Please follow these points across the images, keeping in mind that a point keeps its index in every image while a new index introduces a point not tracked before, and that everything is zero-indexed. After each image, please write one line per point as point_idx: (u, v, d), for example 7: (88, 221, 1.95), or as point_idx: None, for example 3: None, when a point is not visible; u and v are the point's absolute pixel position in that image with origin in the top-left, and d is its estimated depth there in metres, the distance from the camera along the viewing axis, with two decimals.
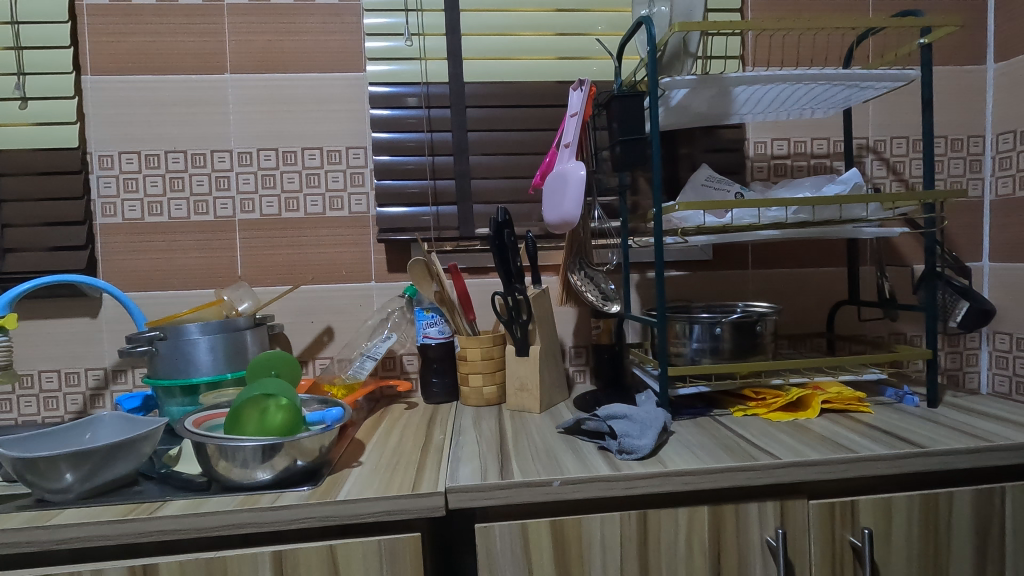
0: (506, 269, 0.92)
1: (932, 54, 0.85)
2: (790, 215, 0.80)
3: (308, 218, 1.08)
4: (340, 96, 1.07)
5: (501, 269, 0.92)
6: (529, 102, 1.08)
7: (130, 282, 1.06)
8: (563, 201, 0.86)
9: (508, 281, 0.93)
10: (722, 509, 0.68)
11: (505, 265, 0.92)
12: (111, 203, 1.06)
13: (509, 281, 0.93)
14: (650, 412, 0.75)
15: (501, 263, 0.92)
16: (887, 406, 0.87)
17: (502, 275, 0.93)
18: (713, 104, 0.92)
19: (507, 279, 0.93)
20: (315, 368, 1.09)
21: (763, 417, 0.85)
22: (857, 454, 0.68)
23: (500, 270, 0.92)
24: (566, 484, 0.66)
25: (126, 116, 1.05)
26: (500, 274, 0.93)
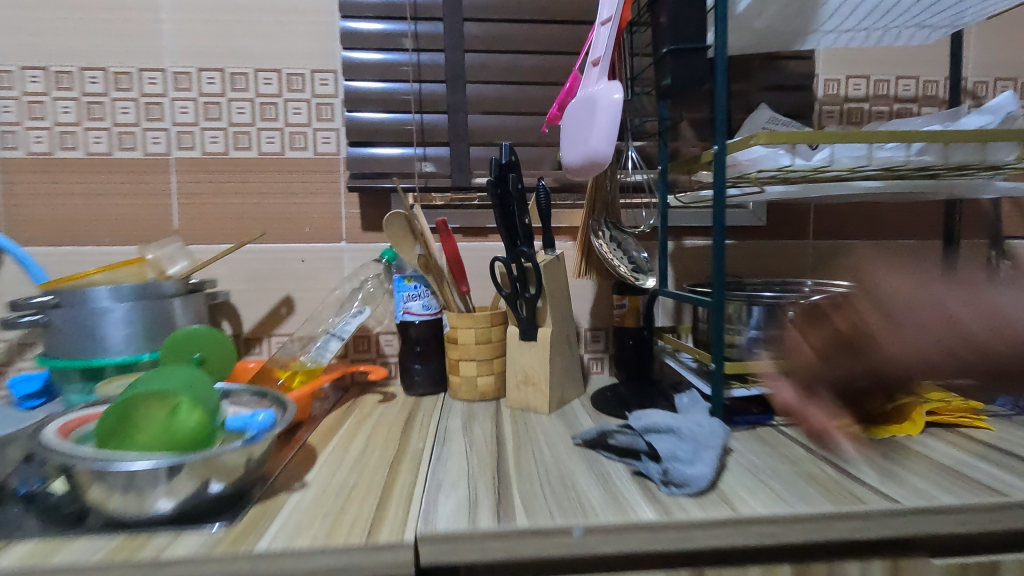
0: (508, 226, 0.70)
1: None
2: (913, 156, 0.58)
3: (263, 159, 0.85)
4: (303, 3, 0.84)
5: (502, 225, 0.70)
6: (545, 17, 0.85)
7: (37, 234, 0.84)
8: (589, 135, 0.63)
9: (511, 241, 0.71)
10: (812, 571, 0.47)
11: (507, 220, 0.70)
12: (11, 132, 0.83)
13: (512, 241, 0.71)
14: (702, 426, 0.55)
15: (502, 217, 0.70)
16: (1006, 420, 0.67)
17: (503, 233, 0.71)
18: (792, 13, 0.69)
19: (509, 239, 0.71)
20: (271, 347, 0.88)
21: (844, 431, 0.65)
22: (1008, 498, 0.48)
23: (501, 227, 0.71)
24: (591, 534, 0.45)
25: (29, 20, 0.82)
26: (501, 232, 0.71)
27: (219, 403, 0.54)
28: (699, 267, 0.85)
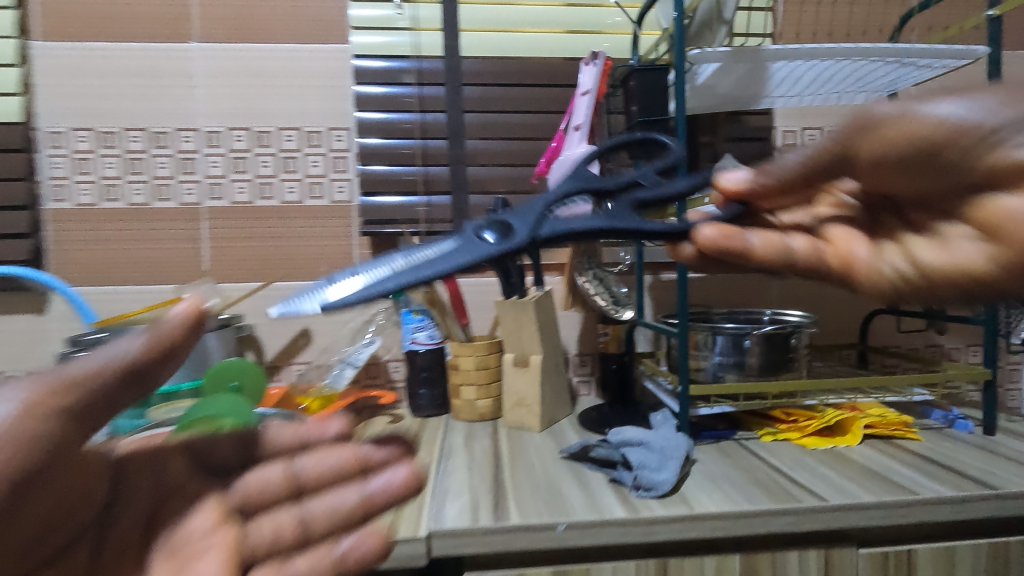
0: (569, 240, 0.50)
1: (1002, 29, 0.72)
2: None
3: (284, 207, 0.96)
4: (320, 69, 0.95)
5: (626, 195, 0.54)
6: (533, 79, 0.96)
7: (83, 275, 0.94)
8: None
9: (519, 253, 0.49)
10: (757, 558, 0.58)
11: (610, 217, 0.51)
12: (61, 185, 0.93)
13: (526, 243, 0.49)
14: (670, 440, 0.65)
15: (652, 197, 0.53)
16: (936, 433, 0.77)
17: (587, 194, 0.54)
18: (743, 83, 0.81)
19: (553, 232, 0.49)
20: (289, 375, 0.98)
21: (797, 443, 0.74)
22: (917, 495, 0.58)
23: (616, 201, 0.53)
24: (572, 529, 0.55)
25: (80, 88, 0.93)
26: (591, 175, 0.55)
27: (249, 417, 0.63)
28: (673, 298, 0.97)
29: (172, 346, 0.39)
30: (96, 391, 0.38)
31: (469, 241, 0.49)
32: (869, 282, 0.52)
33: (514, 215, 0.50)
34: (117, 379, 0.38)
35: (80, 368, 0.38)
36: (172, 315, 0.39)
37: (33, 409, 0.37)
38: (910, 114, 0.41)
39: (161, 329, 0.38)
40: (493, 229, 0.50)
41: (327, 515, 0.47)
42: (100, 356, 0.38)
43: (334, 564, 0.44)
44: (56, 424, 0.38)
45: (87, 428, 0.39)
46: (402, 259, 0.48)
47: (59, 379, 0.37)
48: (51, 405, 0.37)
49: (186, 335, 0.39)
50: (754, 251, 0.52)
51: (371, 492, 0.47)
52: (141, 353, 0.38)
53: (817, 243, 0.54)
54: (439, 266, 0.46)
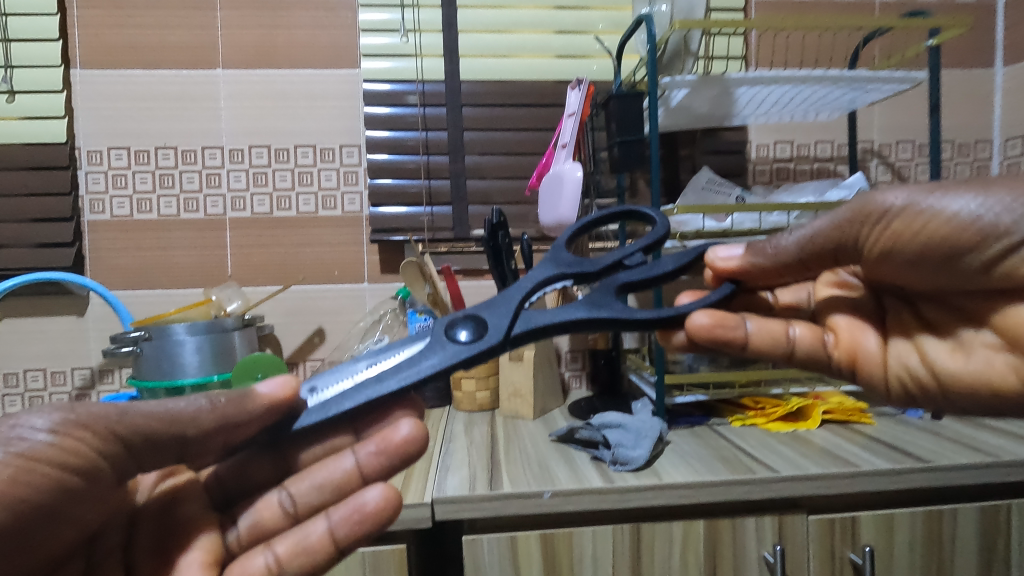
0: (548, 334, 0.48)
1: (941, 56, 0.82)
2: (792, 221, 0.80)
3: (300, 217, 1.05)
4: (332, 92, 1.04)
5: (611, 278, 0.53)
6: (527, 100, 1.05)
7: (119, 280, 1.03)
8: (557, 204, 0.86)
9: (493, 353, 0.47)
10: (719, 523, 0.66)
11: (599, 305, 0.50)
12: (99, 199, 1.02)
13: (500, 342, 0.47)
14: (645, 422, 0.73)
15: (641, 277, 0.52)
16: (889, 417, 0.85)
17: (568, 279, 0.54)
18: (714, 104, 0.90)
19: (531, 326, 0.48)
20: (305, 370, 1.07)
21: (762, 428, 0.82)
22: (859, 468, 0.66)
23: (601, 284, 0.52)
24: (557, 497, 0.64)
25: (115, 111, 1.02)
26: (572, 259, 0.55)
27: None
28: None
29: (241, 413, 0.42)
30: (153, 436, 0.41)
31: (437, 348, 0.47)
32: (881, 373, 0.53)
33: (485, 311, 0.49)
34: (183, 438, 0.42)
35: (141, 415, 0.41)
36: (259, 394, 0.43)
37: (79, 434, 0.39)
38: (914, 205, 0.45)
39: (243, 402, 0.42)
40: (466, 327, 0.48)
41: (314, 489, 0.48)
42: (162, 408, 0.41)
43: (326, 534, 0.46)
44: (98, 453, 0.40)
45: (132, 464, 0.42)
46: (365, 368, 0.46)
47: (119, 420, 0.40)
48: (101, 441, 0.40)
49: (267, 412, 0.43)
50: (751, 338, 0.52)
51: (359, 462, 0.47)
52: (209, 418, 0.42)
53: (822, 335, 0.55)
54: (410, 375, 0.44)
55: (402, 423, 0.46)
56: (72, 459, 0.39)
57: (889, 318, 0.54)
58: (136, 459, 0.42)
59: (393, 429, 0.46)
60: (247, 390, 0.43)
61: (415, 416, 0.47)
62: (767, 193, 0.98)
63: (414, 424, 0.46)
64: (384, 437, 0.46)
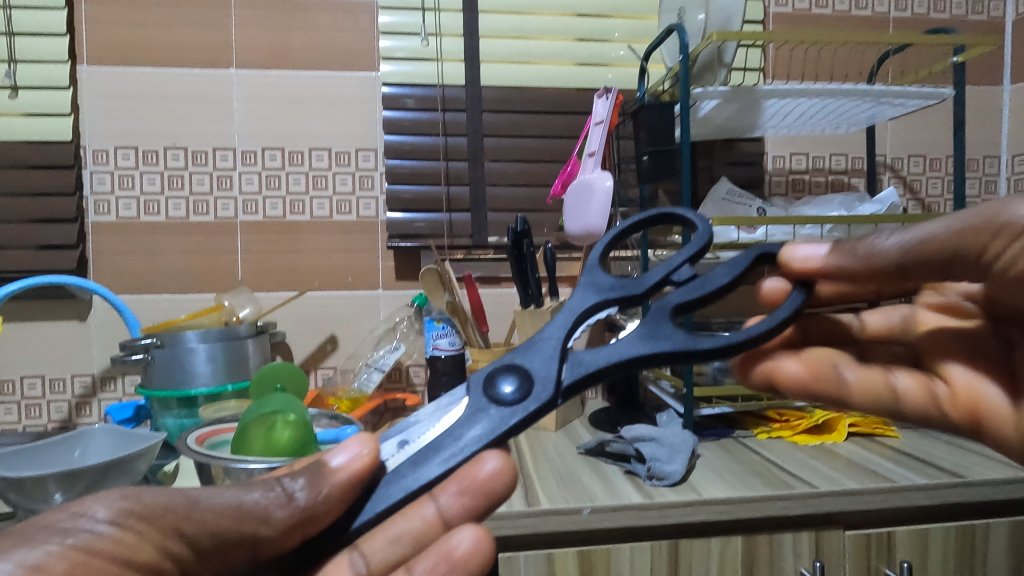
0: (602, 376, 0.47)
1: (965, 74, 0.83)
2: (825, 234, 0.80)
3: (314, 222, 1.03)
4: (349, 96, 1.02)
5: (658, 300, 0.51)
6: (547, 107, 1.05)
7: (124, 285, 1.00)
8: (586, 213, 0.85)
9: (545, 409, 0.45)
10: (757, 540, 0.65)
11: (655, 334, 0.48)
12: (104, 200, 0.99)
13: (552, 395, 0.46)
14: (678, 435, 0.72)
15: (692, 296, 0.51)
16: (912, 431, 0.86)
17: (613, 304, 0.51)
18: (739, 116, 0.90)
19: (581, 370, 0.47)
20: (317, 378, 1.04)
21: (788, 440, 0.82)
22: (895, 483, 0.66)
23: (649, 307, 0.50)
24: (596, 513, 0.63)
25: (124, 109, 0.99)
26: (613, 282, 0.52)
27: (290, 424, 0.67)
28: None
29: (317, 497, 0.41)
30: (221, 535, 0.39)
31: (483, 413, 0.45)
32: (1013, 430, 0.48)
33: (524, 358, 0.47)
34: (254, 538, 0.39)
35: (212, 510, 0.39)
36: (334, 470, 0.42)
37: (143, 528, 0.36)
38: None
39: (318, 484, 0.41)
40: (510, 380, 0.46)
41: (393, 544, 0.44)
42: (237, 503, 0.40)
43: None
44: (160, 550, 0.37)
45: (194, 568, 0.39)
46: (398, 451, 0.45)
47: (188, 514, 0.38)
48: (164, 536, 0.37)
49: (342, 491, 0.42)
50: (848, 388, 0.54)
51: (441, 509, 0.45)
52: (283, 513, 0.40)
53: (932, 385, 0.53)
54: (453, 454, 0.43)
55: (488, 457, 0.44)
56: (134, 553, 0.35)
57: (1018, 359, 0.49)
58: (200, 562, 0.39)
59: (478, 465, 0.44)
60: (320, 466, 0.42)
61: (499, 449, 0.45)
62: (787, 204, 0.98)
63: (501, 459, 0.44)
64: (467, 475, 0.44)
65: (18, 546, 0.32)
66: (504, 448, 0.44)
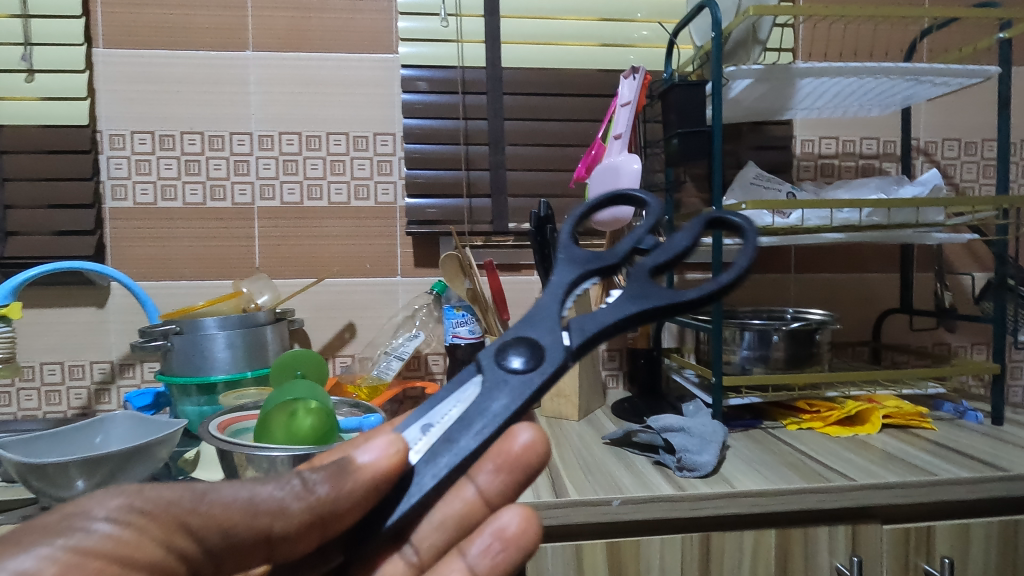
0: (606, 336, 0.45)
1: (1011, 51, 0.79)
2: (864, 218, 0.77)
3: (332, 208, 1.01)
4: (367, 78, 1.00)
5: (637, 264, 0.49)
6: (569, 90, 1.02)
7: (142, 271, 0.99)
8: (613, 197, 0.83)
9: (559, 372, 0.43)
10: (791, 533, 0.63)
11: (641, 294, 0.47)
12: (122, 185, 0.98)
13: (563, 358, 0.43)
14: (707, 425, 0.70)
15: (668, 256, 0.49)
16: (948, 423, 0.83)
17: (595, 275, 0.50)
18: (770, 97, 0.86)
19: (586, 332, 0.44)
20: (335, 366, 1.03)
21: (819, 432, 0.80)
22: (936, 477, 0.64)
23: (629, 272, 0.48)
24: (626, 504, 0.61)
25: (140, 93, 0.97)
26: (589, 254, 0.51)
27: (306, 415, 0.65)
28: None
29: (339, 494, 0.38)
30: (233, 530, 0.37)
31: (500, 386, 0.42)
32: None
33: (527, 329, 0.46)
34: (268, 533, 0.38)
35: (220, 503, 0.37)
36: (361, 467, 0.39)
37: (145, 524, 0.35)
38: None
39: (340, 480, 0.38)
40: (519, 353, 0.44)
41: (438, 526, 0.46)
42: (247, 497, 0.38)
43: (467, 572, 0.43)
44: (166, 547, 0.36)
45: (206, 565, 0.38)
46: (422, 435, 0.42)
47: (193, 508, 0.36)
48: (169, 533, 0.36)
49: (370, 489, 0.39)
50: None
51: (480, 488, 0.47)
52: (299, 509, 0.38)
53: None
54: (484, 426, 0.40)
55: (520, 431, 0.46)
56: (135, 552, 0.34)
57: None
58: (214, 559, 0.38)
59: (511, 440, 0.46)
60: (345, 462, 0.39)
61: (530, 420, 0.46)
62: (818, 188, 0.94)
63: (533, 431, 0.46)
64: (502, 451, 0.47)
65: (14, 550, 0.31)
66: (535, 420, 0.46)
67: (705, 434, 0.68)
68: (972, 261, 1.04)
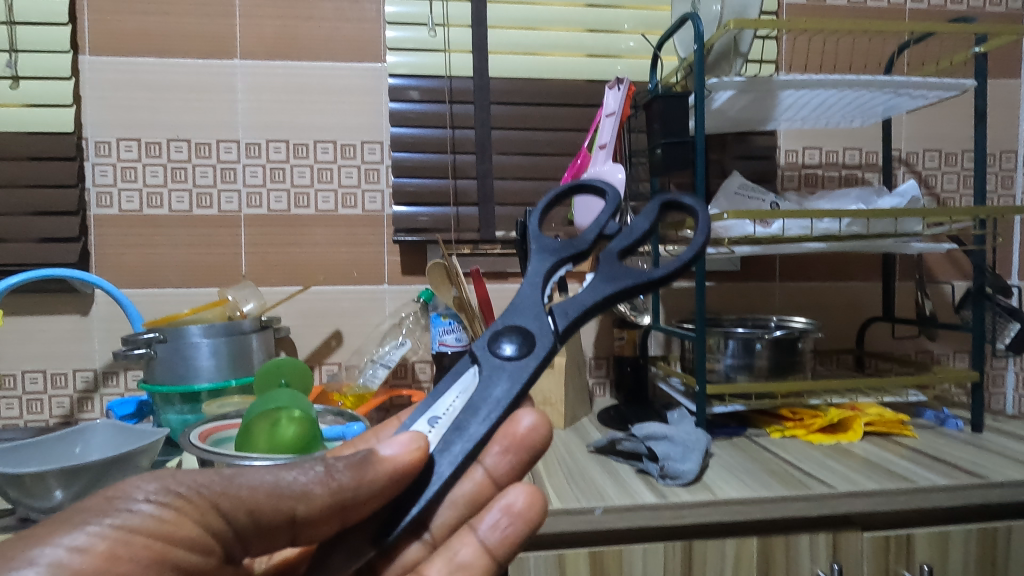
0: (587, 317, 0.47)
1: (987, 64, 0.80)
2: (844, 228, 0.78)
3: (319, 215, 1.01)
4: (356, 87, 1.01)
5: (603, 250, 0.49)
6: (556, 99, 1.03)
7: (127, 278, 0.98)
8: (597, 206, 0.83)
9: (551, 356, 0.43)
10: (773, 541, 0.64)
11: (612, 276, 0.48)
12: (107, 192, 0.97)
13: (552, 341, 0.44)
14: (691, 434, 0.70)
15: (631, 240, 0.50)
16: (929, 430, 0.84)
17: (567, 262, 0.50)
18: (753, 108, 0.88)
19: (569, 315, 0.45)
20: (321, 374, 1.03)
21: (802, 439, 0.80)
22: (915, 484, 0.65)
23: (597, 257, 0.49)
24: (608, 513, 0.61)
25: (126, 100, 0.97)
26: (559, 242, 0.51)
27: (286, 424, 0.64)
28: (684, 304, 1.06)
29: (361, 484, 0.38)
30: (259, 513, 0.38)
31: (498, 372, 0.42)
32: None
33: (514, 317, 0.45)
34: (292, 517, 0.38)
35: (248, 486, 0.38)
36: (381, 459, 0.38)
37: (183, 505, 0.36)
38: None
39: (363, 470, 0.38)
40: (511, 339, 0.44)
41: (451, 508, 0.45)
42: (273, 481, 0.38)
43: (479, 548, 0.42)
44: (203, 528, 0.36)
45: (237, 546, 0.39)
46: (430, 428, 0.41)
47: (224, 490, 0.37)
48: (204, 514, 0.36)
49: (392, 481, 0.38)
50: None
51: (488, 468, 0.46)
52: (322, 493, 0.38)
53: None
54: (491, 411, 0.40)
55: (522, 414, 0.46)
56: (177, 531, 0.35)
57: None
58: (242, 541, 0.39)
59: (514, 423, 0.45)
60: (367, 454, 0.39)
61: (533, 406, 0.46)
62: (801, 198, 0.96)
63: (535, 415, 0.45)
64: (507, 433, 0.46)
65: (61, 529, 0.32)
66: (536, 405, 0.45)
67: (690, 443, 0.68)
68: (953, 270, 1.06)
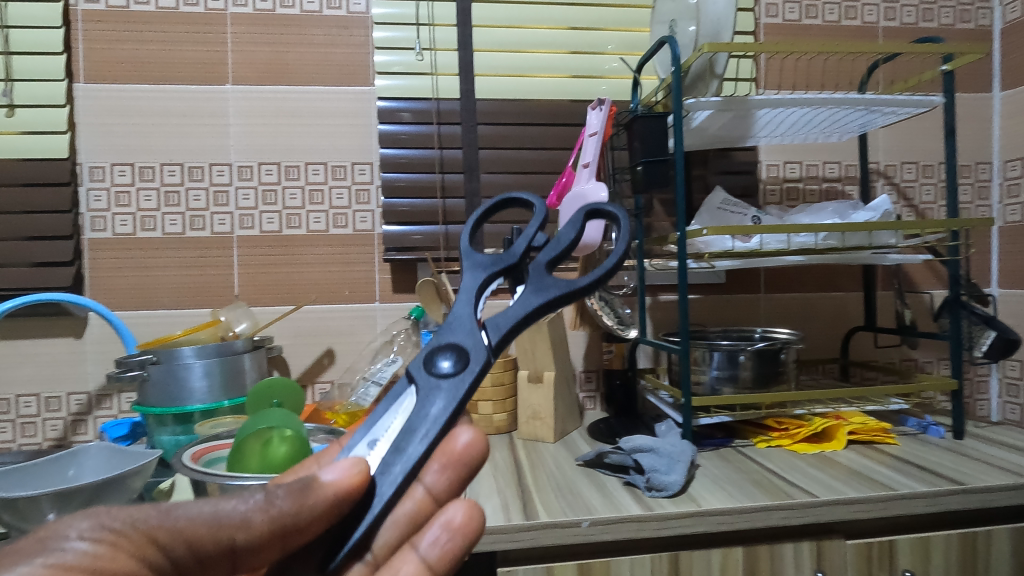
0: (518, 329, 0.48)
1: (954, 81, 0.83)
2: (820, 241, 0.80)
3: (310, 236, 1.03)
4: (346, 110, 1.03)
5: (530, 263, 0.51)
6: (542, 120, 1.05)
7: (120, 301, 1.00)
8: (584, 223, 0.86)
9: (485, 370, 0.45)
10: (757, 550, 0.65)
11: (541, 288, 0.49)
12: (101, 217, 0.99)
13: (486, 355, 0.45)
14: (676, 445, 0.72)
15: (558, 250, 0.52)
16: (911, 438, 0.85)
17: (498, 277, 0.52)
18: (730, 126, 0.90)
19: (500, 330, 0.47)
20: (314, 393, 1.04)
21: (787, 449, 0.82)
22: (895, 491, 0.66)
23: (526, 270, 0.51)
24: (595, 525, 0.62)
25: (120, 126, 0.99)
26: (490, 258, 0.52)
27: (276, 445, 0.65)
28: (670, 317, 1.08)
29: (302, 510, 0.38)
30: (197, 544, 0.37)
31: (435, 391, 0.43)
32: None
33: (448, 335, 0.47)
34: (231, 546, 0.38)
35: (186, 518, 0.37)
36: (323, 484, 0.38)
37: (119, 540, 0.35)
38: None
39: (303, 497, 0.38)
40: (447, 356, 0.45)
41: (393, 527, 0.45)
42: (212, 511, 0.38)
43: (420, 565, 0.43)
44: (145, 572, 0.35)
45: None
46: (369, 451, 0.42)
47: (161, 524, 0.36)
48: (142, 547, 0.36)
49: (333, 506, 0.39)
50: None
51: (428, 487, 0.48)
52: (262, 521, 0.38)
53: None
54: (429, 430, 0.41)
55: (460, 431, 0.48)
56: (111, 565, 0.34)
57: None
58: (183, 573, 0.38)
59: (452, 439, 0.48)
60: (309, 480, 0.39)
61: (470, 423, 0.49)
62: (781, 213, 0.98)
63: (472, 431, 0.48)
64: (445, 451, 0.48)
65: None
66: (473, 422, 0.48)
67: (677, 458, 0.69)
68: (932, 279, 1.08)
